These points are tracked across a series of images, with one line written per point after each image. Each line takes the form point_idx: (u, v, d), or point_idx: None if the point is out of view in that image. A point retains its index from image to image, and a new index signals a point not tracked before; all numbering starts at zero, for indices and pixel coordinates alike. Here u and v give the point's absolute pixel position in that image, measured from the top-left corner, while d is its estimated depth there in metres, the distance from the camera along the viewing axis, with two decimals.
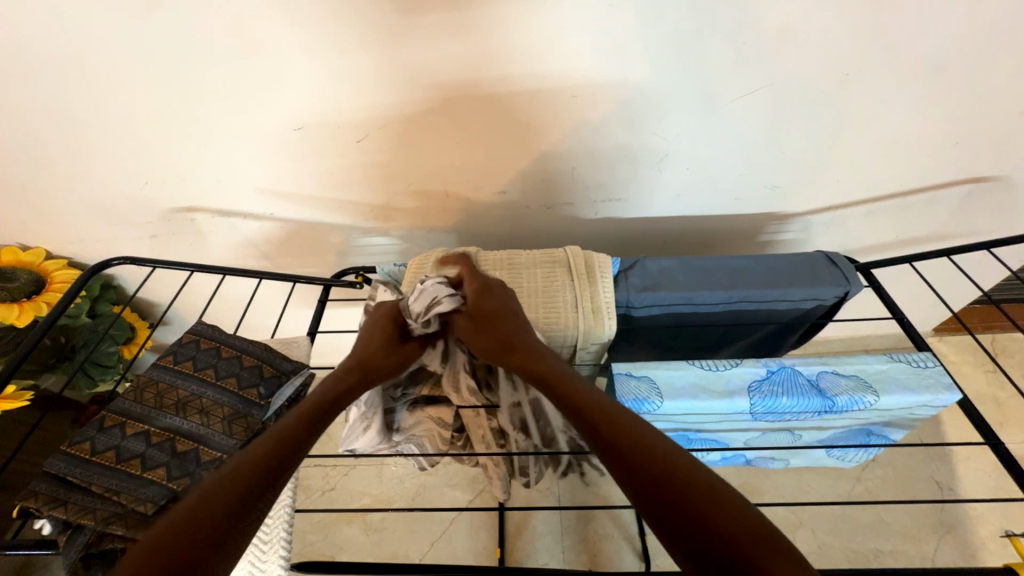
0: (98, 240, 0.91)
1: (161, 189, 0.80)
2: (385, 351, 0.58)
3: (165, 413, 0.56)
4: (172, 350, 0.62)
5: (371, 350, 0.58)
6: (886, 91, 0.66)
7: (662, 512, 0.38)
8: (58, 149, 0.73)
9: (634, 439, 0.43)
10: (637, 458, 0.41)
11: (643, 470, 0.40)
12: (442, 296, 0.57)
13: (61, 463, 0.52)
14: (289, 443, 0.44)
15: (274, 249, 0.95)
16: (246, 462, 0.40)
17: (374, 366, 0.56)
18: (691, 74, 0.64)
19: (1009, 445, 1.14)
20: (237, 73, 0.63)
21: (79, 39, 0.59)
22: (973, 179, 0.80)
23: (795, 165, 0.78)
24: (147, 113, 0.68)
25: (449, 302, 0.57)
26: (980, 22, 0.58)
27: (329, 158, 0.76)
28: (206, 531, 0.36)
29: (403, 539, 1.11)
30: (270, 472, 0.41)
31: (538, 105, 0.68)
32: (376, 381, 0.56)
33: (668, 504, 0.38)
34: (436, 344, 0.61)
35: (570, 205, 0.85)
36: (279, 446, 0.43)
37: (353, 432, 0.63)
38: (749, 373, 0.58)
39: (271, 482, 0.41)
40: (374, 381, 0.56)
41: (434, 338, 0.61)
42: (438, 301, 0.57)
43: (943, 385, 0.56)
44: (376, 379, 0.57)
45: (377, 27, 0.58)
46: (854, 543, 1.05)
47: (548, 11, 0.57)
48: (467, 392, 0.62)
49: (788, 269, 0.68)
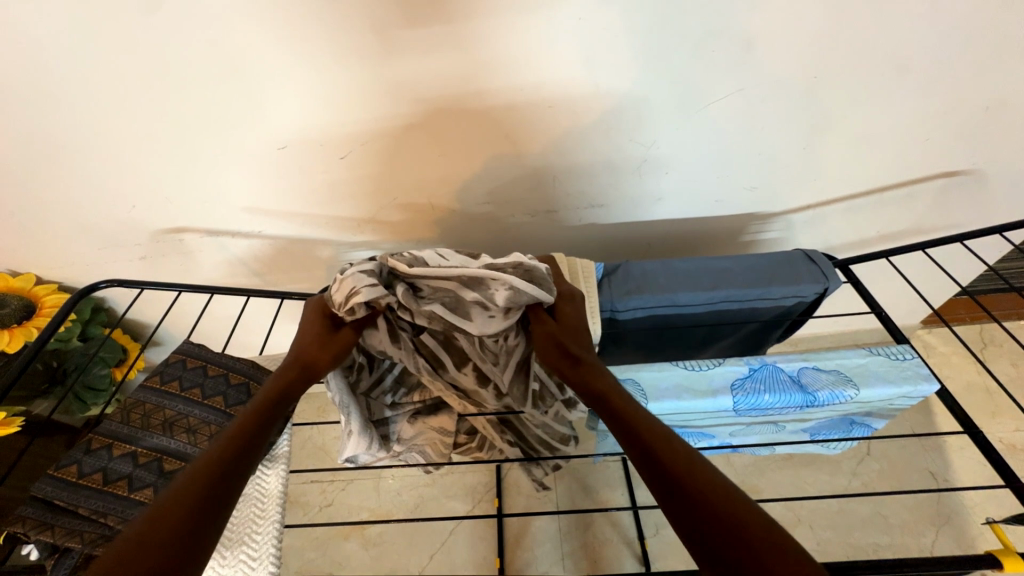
0: (88, 265, 0.92)
1: (149, 212, 0.81)
2: (320, 344, 0.56)
3: (152, 433, 0.57)
4: (158, 371, 0.62)
5: (306, 347, 0.55)
6: (854, 90, 0.68)
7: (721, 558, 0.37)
8: (46, 177, 0.74)
9: (699, 475, 0.41)
10: (702, 498, 0.39)
11: (705, 513, 0.38)
12: (361, 285, 0.55)
13: (48, 487, 0.52)
14: (238, 446, 0.44)
15: (264, 266, 0.95)
16: (193, 474, 0.40)
17: (310, 359, 0.54)
18: (662, 82, 0.66)
19: (1001, 435, 1.14)
20: (220, 95, 0.65)
21: (64, 69, 0.60)
22: (945, 173, 0.82)
23: (772, 166, 0.79)
24: (132, 137, 0.69)
25: (368, 292, 0.55)
26: (938, 23, 0.60)
27: (313, 175, 0.77)
28: (164, 535, 0.36)
29: (402, 552, 1.10)
30: (221, 476, 0.41)
31: (517, 117, 0.69)
32: (316, 375, 0.54)
33: (733, 551, 0.36)
34: (376, 324, 0.60)
35: (554, 212, 0.86)
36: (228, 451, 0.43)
37: (344, 440, 0.63)
38: (731, 372, 0.59)
39: (222, 487, 0.40)
40: (315, 376, 0.54)
41: (374, 319, 0.60)
42: (356, 288, 0.55)
43: (922, 376, 0.57)
44: (317, 373, 0.54)
45: (355, 48, 0.60)
46: (853, 538, 1.05)
47: (519, 28, 0.59)
48: (426, 372, 0.62)
49: (768, 268, 0.69)
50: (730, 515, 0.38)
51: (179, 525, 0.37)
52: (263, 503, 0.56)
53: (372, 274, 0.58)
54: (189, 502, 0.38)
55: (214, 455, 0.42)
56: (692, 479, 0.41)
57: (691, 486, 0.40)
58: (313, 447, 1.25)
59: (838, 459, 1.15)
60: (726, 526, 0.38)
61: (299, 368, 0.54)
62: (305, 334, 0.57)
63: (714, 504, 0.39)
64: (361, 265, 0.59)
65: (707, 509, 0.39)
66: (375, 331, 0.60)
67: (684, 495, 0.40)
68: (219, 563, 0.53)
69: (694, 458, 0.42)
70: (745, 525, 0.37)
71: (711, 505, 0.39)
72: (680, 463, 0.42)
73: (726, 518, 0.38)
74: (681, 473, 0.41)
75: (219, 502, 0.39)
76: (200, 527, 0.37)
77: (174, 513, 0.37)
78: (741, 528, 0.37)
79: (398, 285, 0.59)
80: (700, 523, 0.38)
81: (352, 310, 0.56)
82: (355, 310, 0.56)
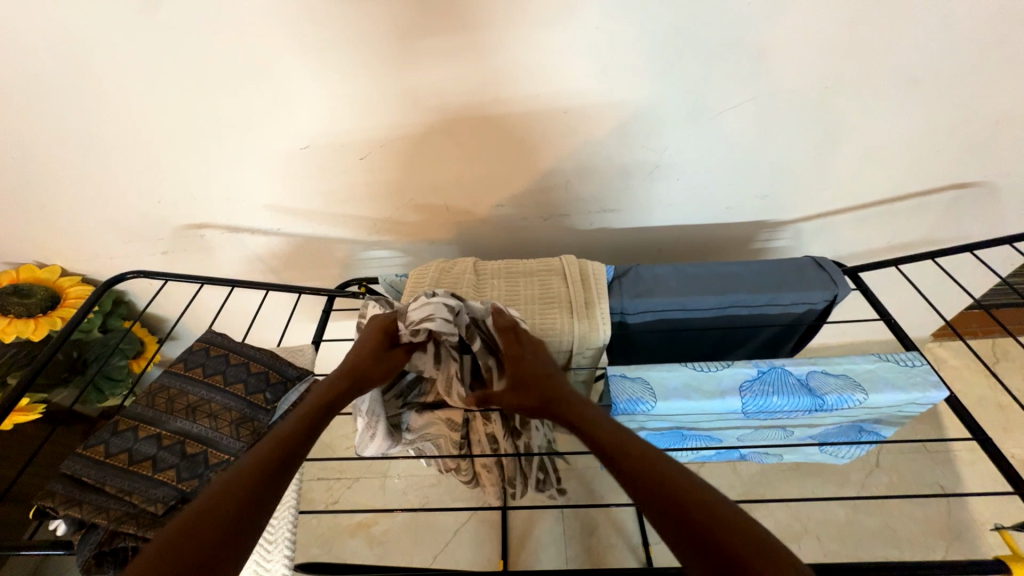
0: (112, 258, 0.94)
1: (173, 208, 0.84)
2: (374, 357, 0.58)
3: (176, 417, 0.58)
4: (182, 358, 0.64)
5: (361, 357, 0.57)
6: (865, 102, 0.69)
7: (693, 553, 0.37)
8: (78, 171, 0.77)
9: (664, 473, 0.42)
10: (666, 493, 0.41)
11: (672, 508, 0.40)
12: (437, 314, 0.58)
13: (76, 465, 0.54)
14: (288, 444, 0.46)
15: (280, 264, 0.98)
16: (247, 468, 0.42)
17: (365, 371, 0.56)
18: (675, 92, 0.67)
19: (1012, 450, 1.13)
20: (247, 97, 0.67)
21: (102, 68, 0.63)
22: (956, 185, 0.82)
23: (782, 175, 0.80)
24: (161, 134, 0.72)
25: (442, 323, 0.58)
26: (948, 36, 0.61)
27: (333, 175, 0.79)
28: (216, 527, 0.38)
29: (406, 551, 1.10)
30: (268, 479, 0.42)
31: (532, 122, 0.71)
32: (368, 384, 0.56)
33: (695, 543, 0.38)
34: (424, 350, 0.62)
35: (566, 216, 0.87)
36: (276, 452, 0.44)
37: (363, 440, 0.63)
38: (740, 374, 0.59)
39: (273, 484, 0.42)
40: (365, 386, 0.56)
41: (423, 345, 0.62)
42: (432, 318, 0.58)
43: (931, 383, 0.57)
44: (370, 384, 0.56)
45: (379, 53, 0.62)
46: (862, 551, 1.03)
47: (538, 35, 0.61)
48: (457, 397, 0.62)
49: (778, 274, 0.69)
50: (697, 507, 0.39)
51: (234, 516, 0.39)
52: None
53: (452, 307, 0.60)
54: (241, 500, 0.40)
55: (269, 450, 0.44)
56: (654, 477, 0.42)
57: (656, 484, 0.42)
58: (320, 445, 1.26)
59: (846, 471, 1.14)
60: (693, 522, 0.39)
61: (353, 383, 0.55)
62: (363, 350, 0.58)
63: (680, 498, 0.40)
64: (445, 294, 0.62)
65: (670, 502, 0.40)
66: (421, 356, 0.62)
67: (651, 494, 0.41)
68: None
69: (656, 457, 0.44)
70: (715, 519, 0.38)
71: (676, 499, 0.40)
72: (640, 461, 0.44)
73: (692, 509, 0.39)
74: (643, 472, 0.43)
75: (270, 494, 0.41)
76: (256, 516, 0.40)
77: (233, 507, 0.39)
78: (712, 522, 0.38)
79: (477, 335, 0.62)
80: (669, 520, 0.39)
81: (414, 331, 0.59)
82: (419, 332, 0.59)
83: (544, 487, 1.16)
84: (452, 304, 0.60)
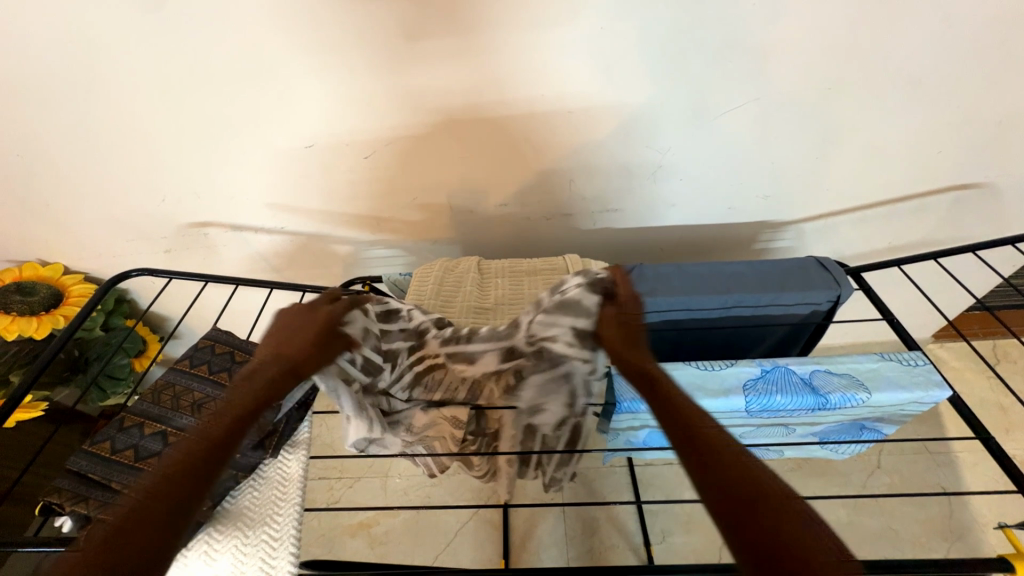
0: (115, 257, 0.94)
1: (177, 206, 0.84)
2: (300, 341, 0.53)
3: (181, 414, 0.58)
4: (188, 354, 0.64)
5: (287, 343, 0.53)
6: (867, 103, 0.69)
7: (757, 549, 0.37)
8: (83, 170, 0.77)
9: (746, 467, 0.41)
10: (739, 484, 0.40)
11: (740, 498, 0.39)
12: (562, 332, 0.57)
13: (83, 461, 0.54)
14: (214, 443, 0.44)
15: (283, 262, 0.98)
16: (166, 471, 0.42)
17: (291, 362, 0.52)
18: (679, 93, 0.68)
19: (1013, 451, 1.13)
20: (252, 96, 0.67)
21: (109, 67, 0.63)
22: (958, 186, 0.82)
23: (785, 176, 0.81)
24: (166, 133, 0.72)
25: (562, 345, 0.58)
26: (951, 38, 0.61)
27: (337, 174, 0.79)
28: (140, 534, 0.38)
29: (407, 551, 1.10)
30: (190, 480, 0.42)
31: (535, 123, 0.71)
32: (305, 371, 0.52)
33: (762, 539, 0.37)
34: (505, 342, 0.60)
35: (569, 216, 0.88)
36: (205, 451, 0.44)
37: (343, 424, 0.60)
38: (744, 372, 0.59)
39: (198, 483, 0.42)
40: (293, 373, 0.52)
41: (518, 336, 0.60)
42: (552, 335, 0.58)
43: (934, 383, 0.58)
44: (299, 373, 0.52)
45: (384, 53, 0.62)
46: (863, 552, 1.03)
47: (543, 36, 0.61)
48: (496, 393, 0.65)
49: (782, 274, 0.70)
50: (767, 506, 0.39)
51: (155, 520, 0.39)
52: (284, 487, 0.57)
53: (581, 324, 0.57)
54: (167, 504, 0.40)
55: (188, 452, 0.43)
56: (731, 466, 0.42)
57: (736, 472, 0.41)
58: (322, 444, 1.26)
59: (848, 471, 1.14)
60: (756, 518, 0.38)
61: (287, 376, 0.51)
62: (298, 339, 0.53)
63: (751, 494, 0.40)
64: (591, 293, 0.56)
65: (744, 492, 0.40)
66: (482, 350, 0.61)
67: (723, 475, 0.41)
68: (242, 543, 0.53)
69: (734, 446, 0.43)
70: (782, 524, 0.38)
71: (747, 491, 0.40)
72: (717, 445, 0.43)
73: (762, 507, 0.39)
74: (718, 456, 0.42)
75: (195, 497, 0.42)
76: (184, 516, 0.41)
77: (156, 516, 0.39)
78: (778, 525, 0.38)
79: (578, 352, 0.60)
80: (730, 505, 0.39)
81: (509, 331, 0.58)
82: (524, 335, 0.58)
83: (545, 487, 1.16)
84: (587, 322, 0.56)
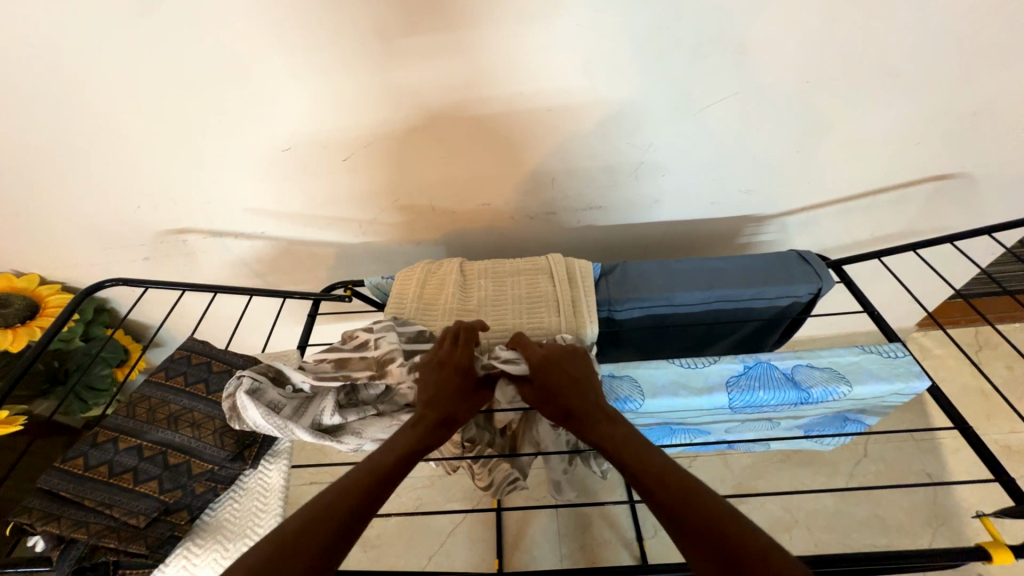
0: (91, 265, 0.92)
1: (153, 212, 0.82)
2: (454, 391, 0.54)
3: (157, 427, 0.57)
4: (164, 366, 0.63)
5: (444, 390, 0.54)
6: (845, 96, 0.69)
7: (698, 549, 0.40)
8: (54, 178, 0.76)
9: (663, 475, 0.44)
10: (673, 498, 0.43)
11: (687, 523, 0.41)
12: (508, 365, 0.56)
13: (54, 479, 0.53)
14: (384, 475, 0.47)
15: (266, 267, 0.96)
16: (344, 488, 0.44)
17: (447, 413, 0.53)
18: (658, 88, 0.67)
19: (995, 436, 1.15)
20: (225, 99, 0.66)
21: (74, 72, 0.62)
22: (936, 176, 0.83)
23: (766, 170, 0.81)
24: (138, 139, 0.71)
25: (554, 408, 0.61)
26: (925, 30, 0.62)
27: (316, 177, 0.78)
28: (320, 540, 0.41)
29: (400, 554, 1.10)
30: (356, 508, 0.44)
31: (515, 121, 0.71)
32: (457, 421, 0.53)
33: (697, 539, 0.40)
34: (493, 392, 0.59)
35: (553, 214, 0.87)
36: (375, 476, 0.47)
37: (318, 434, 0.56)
38: (726, 369, 0.60)
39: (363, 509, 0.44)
40: (452, 420, 0.53)
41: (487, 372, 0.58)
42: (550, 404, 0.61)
43: (914, 374, 0.58)
44: (451, 422, 0.53)
45: (358, 54, 0.62)
46: (850, 539, 1.05)
47: (520, 33, 0.60)
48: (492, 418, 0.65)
49: (764, 269, 0.70)
50: (702, 511, 0.41)
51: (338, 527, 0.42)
52: (266, 497, 0.56)
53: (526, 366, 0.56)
54: (339, 524, 0.42)
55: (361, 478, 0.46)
56: (666, 489, 0.43)
57: (656, 477, 0.45)
58: (312, 449, 1.25)
59: (835, 460, 1.15)
60: (704, 534, 0.40)
61: (442, 425, 0.52)
62: (448, 385, 0.54)
63: (693, 508, 0.42)
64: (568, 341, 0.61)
65: (671, 501, 0.43)
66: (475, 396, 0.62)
67: (688, 529, 0.41)
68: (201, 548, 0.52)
69: (657, 463, 0.46)
70: (768, 559, 0.38)
71: (681, 503, 0.42)
72: (645, 465, 0.46)
73: (697, 513, 0.41)
74: (652, 482, 0.44)
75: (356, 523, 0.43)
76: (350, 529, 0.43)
77: (331, 528, 0.42)
78: (763, 561, 0.37)
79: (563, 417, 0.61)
80: (686, 534, 0.41)
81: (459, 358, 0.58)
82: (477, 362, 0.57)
83: (537, 485, 1.16)
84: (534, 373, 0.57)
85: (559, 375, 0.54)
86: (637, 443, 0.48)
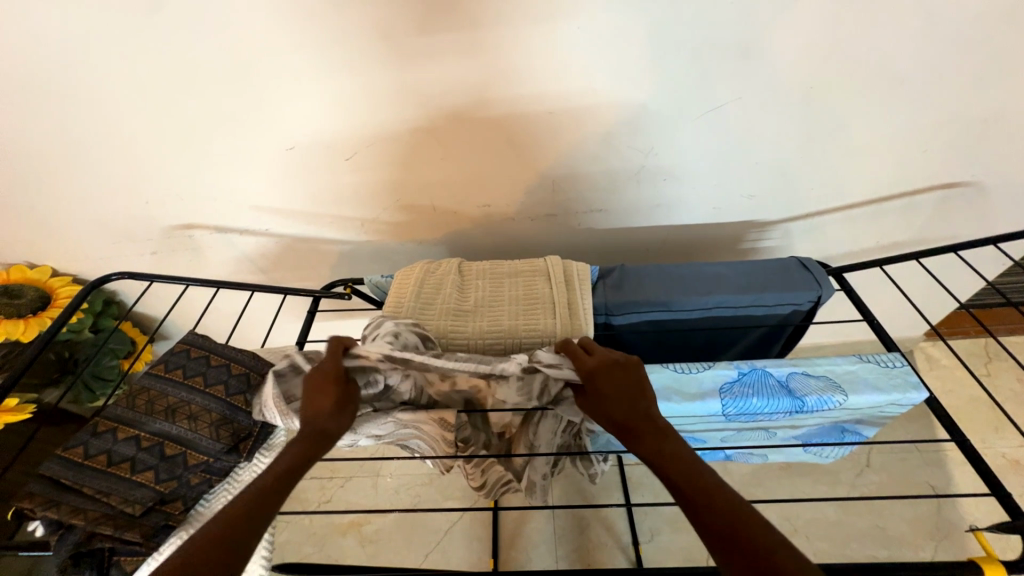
0: (101, 258, 0.95)
1: (161, 208, 0.84)
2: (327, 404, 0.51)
3: (155, 419, 0.59)
4: (163, 359, 0.64)
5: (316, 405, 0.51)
6: (849, 102, 0.69)
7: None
8: (68, 173, 0.78)
9: (714, 496, 0.41)
10: (724, 523, 0.39)
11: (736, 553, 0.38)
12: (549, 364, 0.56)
13: (55, 467, 0.54)
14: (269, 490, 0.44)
15: (271, 264, 0.98)
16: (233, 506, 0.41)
17: (325, 426, 0.50)
18: (659, 92, 0.67)
19: (1003, 449, 1.13)
20: (231, 98, 0.67)
21: (85, 69, 0.63)
22: (944, 185, 0.82)
23: (769, 176, 0.80)
24: (147, 135, 0.72)
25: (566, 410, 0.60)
26: (932, 36, 0.61)
27: (320, 176, 0.79)
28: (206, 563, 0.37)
29: (397, 550, 1.11)
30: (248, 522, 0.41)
31: (516, 123, 0.71)
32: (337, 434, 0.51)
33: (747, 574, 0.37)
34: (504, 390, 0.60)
35: (554, 216, 0.87)
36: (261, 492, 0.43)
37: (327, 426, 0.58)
38: (721, 376, 0.59)
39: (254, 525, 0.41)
40: (330, 431, 0.51)
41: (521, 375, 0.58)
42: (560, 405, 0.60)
43: (911, 385, 0.58)
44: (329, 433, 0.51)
45: (361, 55, 0.62)
46: (850, 550, 1.04)
47: (520, 36, 0.61)
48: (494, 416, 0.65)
49: (763, 275, 0.69)
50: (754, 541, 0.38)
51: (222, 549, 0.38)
52: None
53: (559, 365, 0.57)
54: (222, 545, 0.38)
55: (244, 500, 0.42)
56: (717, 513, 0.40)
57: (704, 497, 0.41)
58: None
59: (837, 470, 1.14)
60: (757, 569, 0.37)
61: (321, 438, 0.50)
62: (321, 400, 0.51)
63: (746, 538, 0.38)
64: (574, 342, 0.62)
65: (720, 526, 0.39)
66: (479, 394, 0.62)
67: (745, 565, 0.37)
68: None
69: (709, 481, 0.42)
70: None
71: (733, 529, 0.39)
72: (694, 482, 0.42)
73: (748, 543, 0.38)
74: (702, 503, 0.41)
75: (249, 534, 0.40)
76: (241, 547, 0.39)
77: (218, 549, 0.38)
78: None
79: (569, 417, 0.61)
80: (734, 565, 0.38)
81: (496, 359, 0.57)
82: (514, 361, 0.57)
83: None
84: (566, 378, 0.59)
85: (610, 385, 0.51)
86: (688, 456, 0.44)
